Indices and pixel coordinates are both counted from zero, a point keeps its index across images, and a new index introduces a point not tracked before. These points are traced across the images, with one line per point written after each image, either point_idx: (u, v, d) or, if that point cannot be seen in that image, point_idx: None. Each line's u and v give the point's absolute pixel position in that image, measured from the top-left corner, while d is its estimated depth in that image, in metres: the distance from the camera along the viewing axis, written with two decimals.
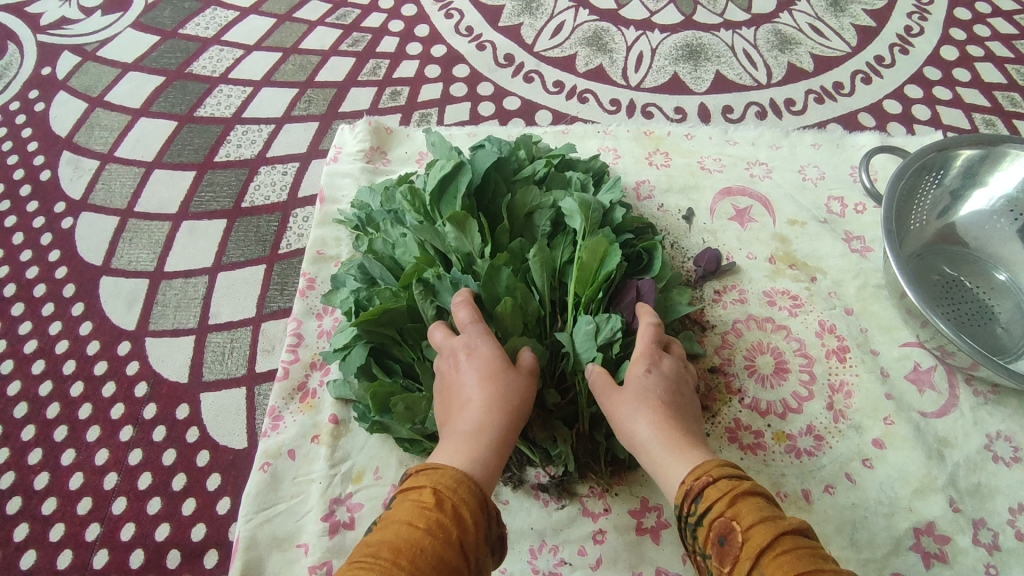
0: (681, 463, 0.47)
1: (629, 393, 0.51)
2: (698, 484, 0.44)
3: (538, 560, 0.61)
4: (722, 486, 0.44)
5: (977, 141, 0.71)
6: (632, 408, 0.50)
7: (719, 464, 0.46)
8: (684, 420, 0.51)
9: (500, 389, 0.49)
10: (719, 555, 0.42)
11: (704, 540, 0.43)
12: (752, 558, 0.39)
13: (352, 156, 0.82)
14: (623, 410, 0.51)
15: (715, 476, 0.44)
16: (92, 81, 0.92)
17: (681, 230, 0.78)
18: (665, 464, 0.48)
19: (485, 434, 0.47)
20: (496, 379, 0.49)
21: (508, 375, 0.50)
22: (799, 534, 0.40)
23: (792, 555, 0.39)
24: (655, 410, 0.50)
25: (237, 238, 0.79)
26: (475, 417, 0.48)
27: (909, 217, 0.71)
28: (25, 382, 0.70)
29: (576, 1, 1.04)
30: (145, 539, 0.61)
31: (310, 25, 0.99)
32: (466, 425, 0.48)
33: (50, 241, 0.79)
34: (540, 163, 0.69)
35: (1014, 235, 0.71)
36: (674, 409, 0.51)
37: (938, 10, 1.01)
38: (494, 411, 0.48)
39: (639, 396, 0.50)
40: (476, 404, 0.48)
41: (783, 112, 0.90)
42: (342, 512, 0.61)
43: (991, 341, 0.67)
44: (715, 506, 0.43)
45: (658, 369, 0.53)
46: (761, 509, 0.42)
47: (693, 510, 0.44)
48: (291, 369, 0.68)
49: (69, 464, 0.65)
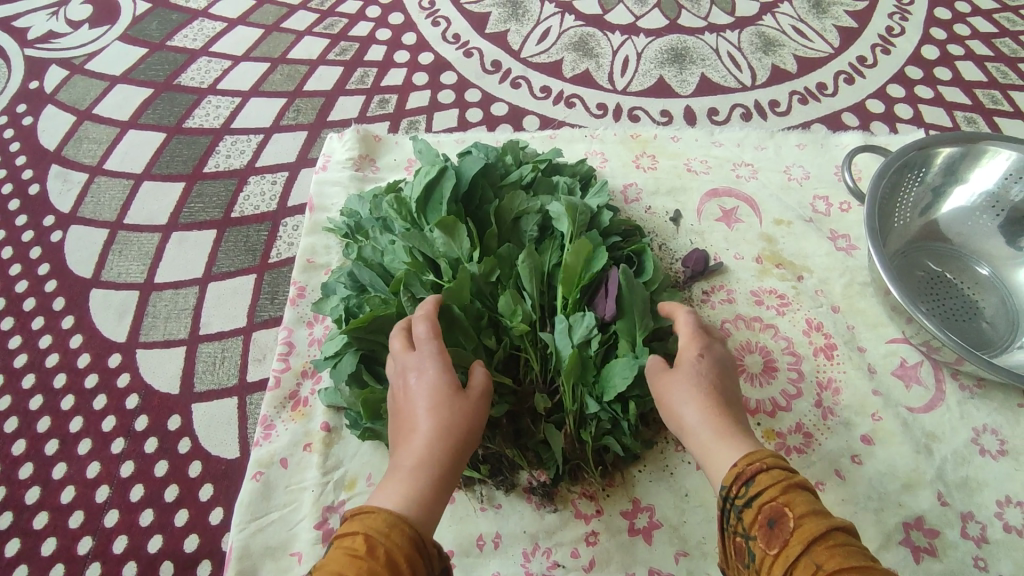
0: (728, 448, 0.46)
1: (680, 378, 0.50)
2: (750, 468, 0.43)
3: (532, 562, 0.61)
4: (776, 473, 0.42)
5: (956, 139, 0.71)
6: (679, 390, 0.50)
7: (771, 453, 0.44)
8: (732, 407, 0.50)
9: (451, 418, 0.47)
10: (766, 537, 0.40)
11: (749, 523, 0.42)
12: (803, 544, 0.38)
13: (341, 164, 0.83)
14: (675, 395, 0.50)
15: (768, 464, 0.43)
16: (80, 94, 0.93)
17: (669, 232, 0.79)
18: (713, 450, 0.47)
19: (429, 468, 0.45)
20: (445, 407, 0.47)
21: (459, 398, 0.48)
22: (847, 528, 0.40)
23: (845, 550, 0.38)
24: (706, 395, 0.49)
25: (227, 248, 0.79)
26: (421, 450, 0.45)
27: (891, 215, 0.72)
28: (15, 396, 0.70)
29: (562, 6, 1.04)
30: (137, 551, 0.61)
31: (298, 35, 1.00)
32: (410, 458, 0.45)
33: (39, 255, 0.79)
34: (527, 169, 0.70)
35: (994, 231, 0.73)
36: (724, 396, 0.50)
37: (918, 11, 1.02)
38: (441, 442, 0.46)
39: (690, 379, 0.50)
40: (422, 435, 0.46)
41: (768, 113, 0.91)
42: (335, 519, 0.62)
43: (977, 336, 0.68)
44: (766, 492, 0.41)
45: (710, 356, 0.52)
46: (813, 503, 0.41)
47: (741, 493, 0.43)
48: (283, 378, 0.69)
49: (61, 478, 0.65)
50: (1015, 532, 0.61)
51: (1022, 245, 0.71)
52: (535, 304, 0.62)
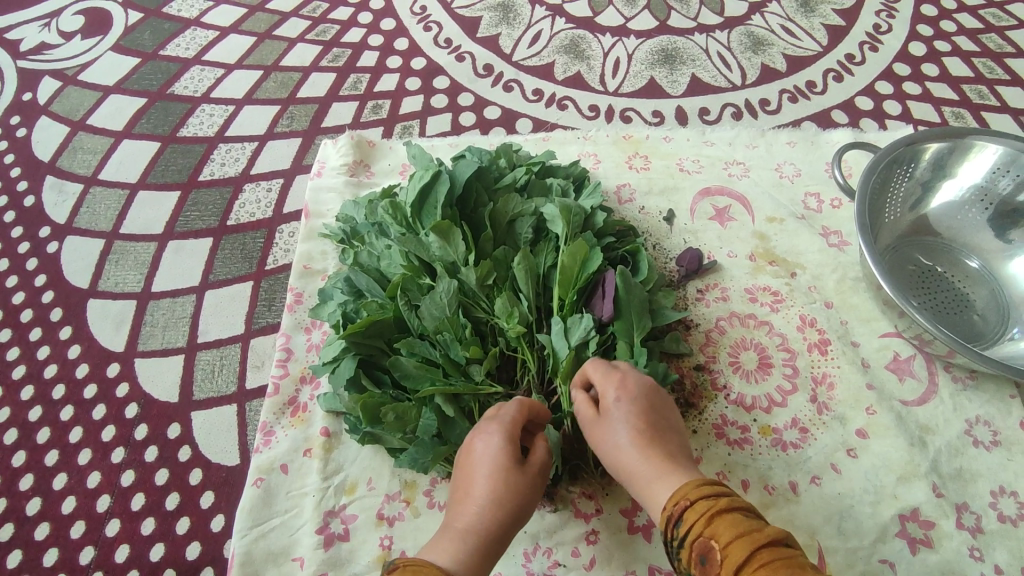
0: (661, 486, 0.47)
1: (610, 419, 0.52)
2: (676, 508, 0.43)
3: (533, 562, 0.61)
4: (698, 507, 0.42)
5: (942, 135, 0.72)
6: (615, 431, 0.51)
7: (697, 485, 0.44)
8: (665, 443, 0.50)
9: (511, 493, 0.49)
10: (702, 573, 0.40)
11: (686, 563, 0.42)
12: (733, 574, 0.38)
13: (335, 170, 0.83)
14: (607, 437, 0.51)
15: (691, 500, 0.43)
16: (73, 105, 0.93)
17: (662, 231, 0.80)
18: (648, 488, 0.48)
19: (479, 535, 0.47)
20: (510, 482, 0.49)
21: (524, 478, 0.50)
22: (777, 544, 0.39)
23: (774, 569, 0.37)
24: (636, 434, 0.50)
25: (224, 256, 0.79)
26: (480, 517, 0.48)
27: (882, 212, 0.73)
28: (14, 408, 0.70)
29: (552, 9, 1.05)
30: (140, 559, 0.62)
31: (290, 42, 1.00)
32: (465, 519, 0.48)
33: (36, 266, 0.79)
34: (521, 171, 0.70)
35: (984, 224, 0.73)
36: (655, 431, 0.51)
37: (905, 8, 1.03)
38: (494, 513, 0.48)
39: (620, 420, 0.51)
40: (480, 503, 0.48)
41: (758, 112, 0.92)
42: (336, 524, 0.62)
43: (968, 329, 0.69)
44: (692, 528, 0.42)
45: (628, 393, 0.52)
46: (738, 524, 0.40)
47: (673, 533, 0.43)
48: (282, 385, 0.69)
49: (61, 488, 0.65)
50: (1009, 521, 0.62)
51: (1011, 238, 0.72)
52: (531, 306, 0.63)
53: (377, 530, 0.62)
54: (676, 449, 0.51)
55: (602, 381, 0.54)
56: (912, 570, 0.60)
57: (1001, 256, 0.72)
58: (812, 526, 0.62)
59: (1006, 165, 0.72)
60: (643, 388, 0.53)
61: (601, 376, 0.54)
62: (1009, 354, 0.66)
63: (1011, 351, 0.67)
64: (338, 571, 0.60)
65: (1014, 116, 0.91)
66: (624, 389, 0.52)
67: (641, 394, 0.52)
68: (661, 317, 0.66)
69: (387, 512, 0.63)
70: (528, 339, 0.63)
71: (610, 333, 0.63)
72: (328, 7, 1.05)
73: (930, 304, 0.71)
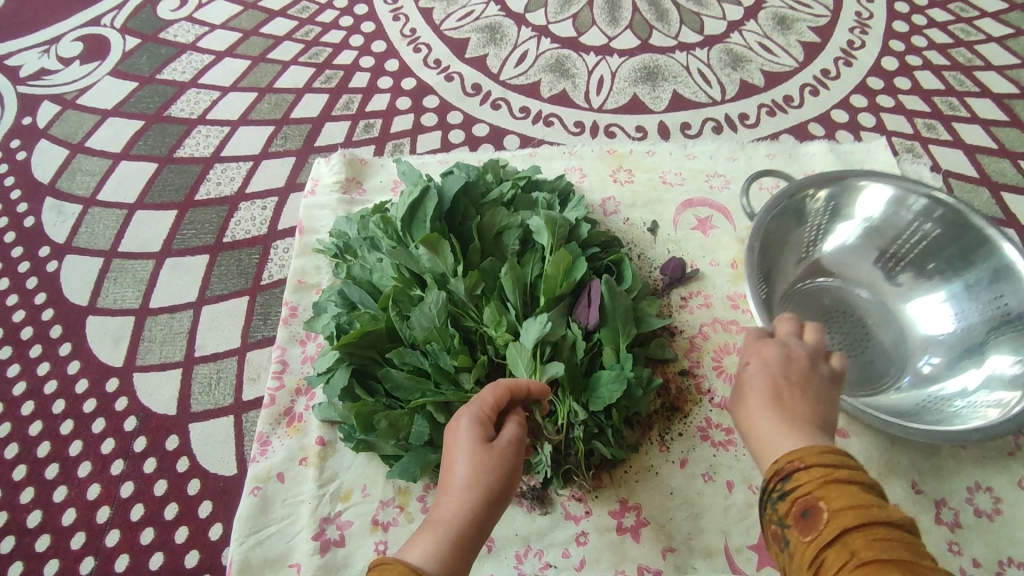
0: (780, 445, 0.48)
1: (747, 378, 0.54)
2: (789, 466, 0.45)
3: (524, 564, 0.63)
4: (815, 472, 0.43)
5: (819, 182, 0.75)
6: (752, 384, 0.53)
7: (818, 450, 0.45)
8: (807, 399, 0.51)
9: (492, 468, 0.50)
10: (801, 526, 0.42)
11: (784, 512, 0.44)
12: (836, 535, 0.40)
13: (328, 188, 0.86)
14: (745, 396, 0.53)
15: (810, 462, 0.44)
16: (72, 129, 0.95)
17: (646, 241, 0.82)
18: (766, 443, 0.49)
19: (464, 516, 0.48)
20: (489, 459, 0.50)
21: (499, 451, 0.51)
22: (897, 525, 0.40)
23: (886, 544, 0.39)
24: (767, 394, 0.51)
25: (220, 272, 0.82)
26: (466, 499, 0.49)
27: (774, 254, 0.74)
28: (15, 423, 0.71)
29: (538, 30, 1.09)
30: (140, 569, 0.63)
31: (284, 64, 1.04)
32: (454, 500, 0.49)
33: (36, 284, 0.81)
34: (507, 185, 0.73)
35: (874, 267, 0.76)
36: (799, 391, 0.52)
37: (877, 25, 1.07)
38: (479, 493, 0.49)
39: (757, 372, 0.53)
40: (467, 484, 0.49)
41: (738, 126, 0.95)
42: (333, 530, 0.64)
43: (878, 374, 0.71)
44: (803, 488, 0.43)
45: (779, 358, 0.54)
46: (855, 496, 0.41)
47: (779, 488, 0.45)
48: (277, 396, 0.71)
49: (62, 501, 0.67)
50: (986, 516, 0.64)
51: (899, 281, 0.75)
52: (518, 314, 0.65)
53: (372, 535, 0.64)
54: (828, 404, 0.52)
55: (754, 345, 0.57)
56: None
57: (892, 296, 0.75)
58: None
59: (897, 207, 0.74)
60: (804, 356, 0.55)
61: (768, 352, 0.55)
62: (898, 401, 0.68)
63: (897, 397, 0.69)
64: None
65: (983, 127, 0.95)
66: (788, 359, 0.54)
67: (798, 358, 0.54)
68: (645, 323, 0.68)
69: (382, 517, 0.65)
70: None
71: (596, 339, 0.65)
72: (320, 30, 1.08)
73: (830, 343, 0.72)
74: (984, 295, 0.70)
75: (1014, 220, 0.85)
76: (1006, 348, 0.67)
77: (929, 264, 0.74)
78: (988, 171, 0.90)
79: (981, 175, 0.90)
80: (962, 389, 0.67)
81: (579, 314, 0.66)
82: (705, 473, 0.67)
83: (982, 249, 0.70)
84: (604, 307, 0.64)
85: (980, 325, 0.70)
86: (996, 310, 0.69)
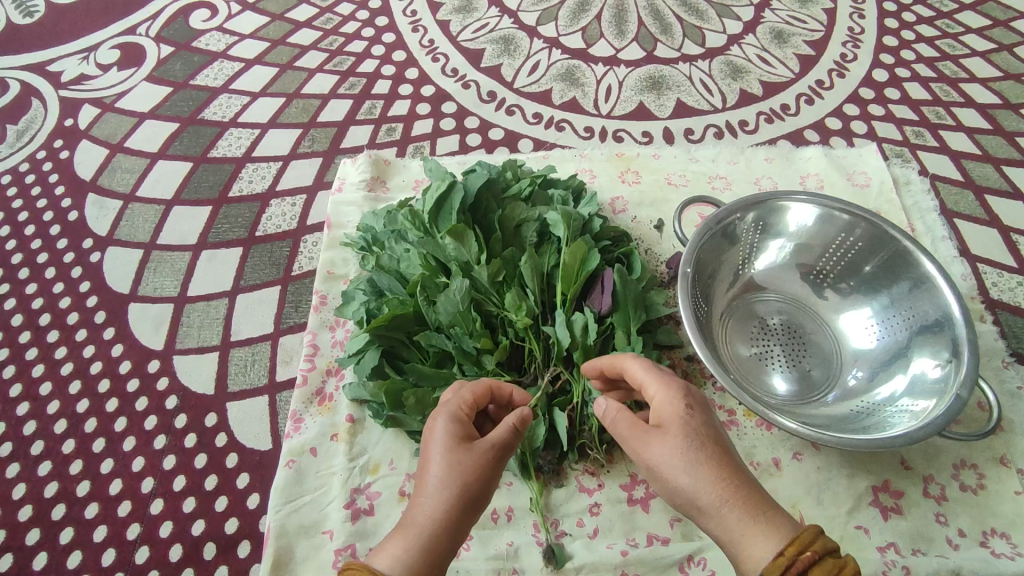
0: (760, 532, 0.46)
1: (678, 438, 0.50)
2: (800, 559, 0.43)
3: (542, 532, 0.67)
4: (829, 566, 0.43)
5: (750, 202, 0.75)
6: (677, 455, 0.49)
7: (812, 534, 0.44)
8: (728, 456, 0.49)
9: (468, 465, 0.49)
10: None
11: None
12: None
13: (355, 186, 0.91)
14: (673, 459, 0.49)
15: (818, 553, 0.43)
16: (112, 130, 1.01)
17: (653, 237, 0.88)
18: (745, 532, 0.46)
19: (438, 515, 0.47)
20: (466, 458, 0.50)
21: (475, 450, 0.50)
22: None
23: None
24: (714, 463, 0.48)
25: (253, 263, 0.87)
26: (441, 497, 0.48)
27: (715, 276, 0.77)
28: (63, 401, 0.76)
29: (549, 42, 1.15)
30: (183, 534, 0.67)
31: (310, 72, 1.10)
32: (431, 498, 0.48)
33: (80, 274, 0.86)
34: (525, 183, 0.79)
35: (803, 282, 0.79)
36: (725, 457, 0.49)
37: (869, 39, 1.14)
38: (455, 491, 0.48)
39: (681, 439, 0.49)
40: (443, 482, 0.48)
41: (738, 132, 1.01)
42: (363, 500, 0.68)
43: (821, 384, 0.73)
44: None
45: (699, 410, 0.52)
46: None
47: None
48: (310, 377, 0.76)
49: (108, 472, 0.71)
50: (970, 490, 0.69)
51: (827, 294, 0.78)
52: (536, 300, 0.70)
53: (399, 505, 0.68)
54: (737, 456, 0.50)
55: (662, 391, 0.53)
56: (884, 534, 0.66)
57: (824, 310, 0.78)
58: (794, 497, 0.69)
59: (821, 224, 0.77)
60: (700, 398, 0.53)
61: (677, 400, 0.52)
62: (831, 410, 0.70)
63: (829, 407, 0.71)
64: (365, 541, 0.66)
65: (968, 135, 1.01)
66: (695, 403, 0.52)
67: (706, 406, 0.52)
68: (654, 311, 0.72)
69: (408, 488, 0.69)
70: (534, 330, 0.70)
71: (608, 323, 0.70)
72: (343, 40, 1.14)
73: (774, 359, 0.75)
74: (903, 305, 0.72)
75: (997, 220, 0.91)
76: (921, 355, 0.69)
77: (866, 266, 0.76)
78: (973, 176, 0.96)
79: (966, 179, 0.95)
80: (892, 393, 0.69)
81: (592, 300, 0.71)
82: None
83: (904, 263, 0.72)
84: (616, 293, 0.69)
85: (898, 335, 0.72)
86: (909, 320, 0.72)
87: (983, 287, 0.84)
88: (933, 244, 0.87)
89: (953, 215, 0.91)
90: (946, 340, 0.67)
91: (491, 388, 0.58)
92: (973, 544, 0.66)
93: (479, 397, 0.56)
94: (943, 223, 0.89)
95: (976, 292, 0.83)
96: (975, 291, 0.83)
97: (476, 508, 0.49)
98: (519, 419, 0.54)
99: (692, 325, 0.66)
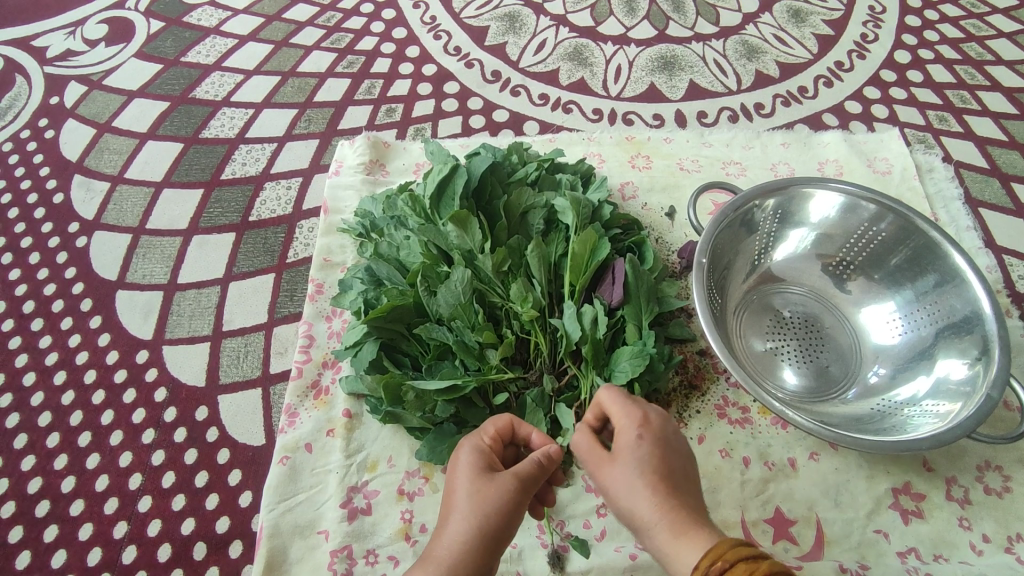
0: (686, 546, 0.43)
1: (621, 464, 0.48)
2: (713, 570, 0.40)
3: (546, 534, 0.64)
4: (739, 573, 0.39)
5: (772, 190, 0.72)
6: (625, 473, 0.47)
7: (731, 544, 0.41)
8: (677, 481, 0.47)
9: (490, 502, 0.47)
10: None
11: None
12: None
13: (352, 169, 0.87)
14: (618, 485, 0.48)
15: (730, 563, 0.40)
16: (99, 109, 0.97)
17: (664, 226, 0.84)
18: (673, 548, 0.44)
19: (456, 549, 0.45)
20: (488, 494, 0.47)
21: (498, 486, 0.48)
22: None
23: None
24: (649, 485, 0.46)
25: (246, 250, 0.83)
26: (460, 534, 0.46)
27: (730, 266, 0.73)
28: (47, 392, 0.73)
29: (556, 19, 1.10)
30: (171, 534, 0.64)
31: (306, 49, 1.05)
32: (452, 530, 0.46)
33: (65, 259, 0.82)
34: (532, 167, 0.75)
35: (824, 273, 0.76)
36: (672, 477, 0.47)
37: (890, 18, 1.09)
38: (474, 527, 0.46)
39: (633, 461, 0.48)
40: (464, 520, 0.46)
41: (753, 115, 0.97)
42: (359, 499, 0.65)
43: (843, 383, 0.70)
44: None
45: (649, 432, 0.49)
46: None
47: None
48: (305, 369, 0.72)
49: (94, 468, 0.68)
50: (995, 493, 0.65)
51: (849, 288, 0.75)
52: (543, 291, 0.66)
53: (398, 504, 0.65)
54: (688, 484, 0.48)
55: (617, 415, 0.51)
56: (905, 539, 0.63)
57: (845, 304, 0.74)
58: (811, 499, 0.65)
59: (846, 213, 0.73)
60: (659, 419, 0.51)
61: (628, 424, 0.50)
62: (850, 410, 0.67)
63: (848, 406, 0.68)
64: (362, 542, 0.63)
65: (994, 120, 0.96)
66: (647, 426, 0.49)
67: (660, 430, 0.50)
68: (667, 304, 0.69)
69: (408, 487, 0.65)
70: (540, 323, 0.66)
71: (619, 317, 0.66)
72: (342, 17, 1.10)
73: (791, 354, 0.71)
74: (929, 300, 0.69)
75: None
76: (948, 353, 0.65)
77: (890, 259, 0.72)
78: (999, 163, 0.92)
79: (991, 167, 0.91)
80: (914, 394, 0.65)
81: (602, 292, 0.68)
82: (723, 449, 0.68)
83: (932, 256, 0.69)
84: (627, 285, 0.65)
85: (923, 331, 0.68)
86: (935, 316, 0.68)
87: (1010, 279, 0.80)
88: (957, 234, 0.83)
89: (978, 204, 0.87)
90: (975, 339, 0.63)
91: (517, 423, 0.54)
92: (998, 550, 0.63)
93: (502, 432, 0.53)
94: (967, 212, 0.85)
95: (1002, 285, 0.79)
96: (1001, 284, 0.79)
97: (497, 544, 0.47)
98: (546, 453, 0.49)
99: (707, 317, 0.62)
